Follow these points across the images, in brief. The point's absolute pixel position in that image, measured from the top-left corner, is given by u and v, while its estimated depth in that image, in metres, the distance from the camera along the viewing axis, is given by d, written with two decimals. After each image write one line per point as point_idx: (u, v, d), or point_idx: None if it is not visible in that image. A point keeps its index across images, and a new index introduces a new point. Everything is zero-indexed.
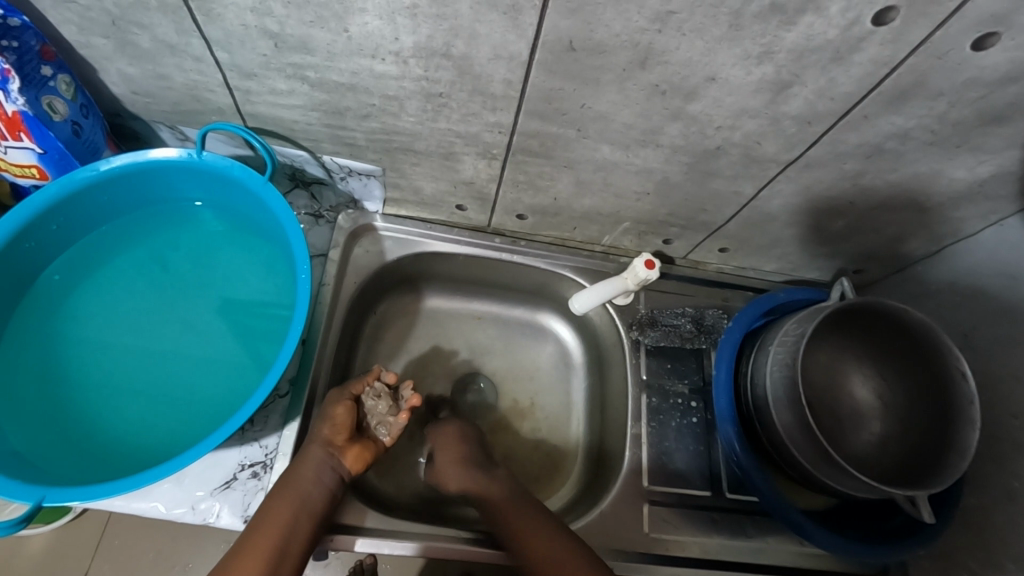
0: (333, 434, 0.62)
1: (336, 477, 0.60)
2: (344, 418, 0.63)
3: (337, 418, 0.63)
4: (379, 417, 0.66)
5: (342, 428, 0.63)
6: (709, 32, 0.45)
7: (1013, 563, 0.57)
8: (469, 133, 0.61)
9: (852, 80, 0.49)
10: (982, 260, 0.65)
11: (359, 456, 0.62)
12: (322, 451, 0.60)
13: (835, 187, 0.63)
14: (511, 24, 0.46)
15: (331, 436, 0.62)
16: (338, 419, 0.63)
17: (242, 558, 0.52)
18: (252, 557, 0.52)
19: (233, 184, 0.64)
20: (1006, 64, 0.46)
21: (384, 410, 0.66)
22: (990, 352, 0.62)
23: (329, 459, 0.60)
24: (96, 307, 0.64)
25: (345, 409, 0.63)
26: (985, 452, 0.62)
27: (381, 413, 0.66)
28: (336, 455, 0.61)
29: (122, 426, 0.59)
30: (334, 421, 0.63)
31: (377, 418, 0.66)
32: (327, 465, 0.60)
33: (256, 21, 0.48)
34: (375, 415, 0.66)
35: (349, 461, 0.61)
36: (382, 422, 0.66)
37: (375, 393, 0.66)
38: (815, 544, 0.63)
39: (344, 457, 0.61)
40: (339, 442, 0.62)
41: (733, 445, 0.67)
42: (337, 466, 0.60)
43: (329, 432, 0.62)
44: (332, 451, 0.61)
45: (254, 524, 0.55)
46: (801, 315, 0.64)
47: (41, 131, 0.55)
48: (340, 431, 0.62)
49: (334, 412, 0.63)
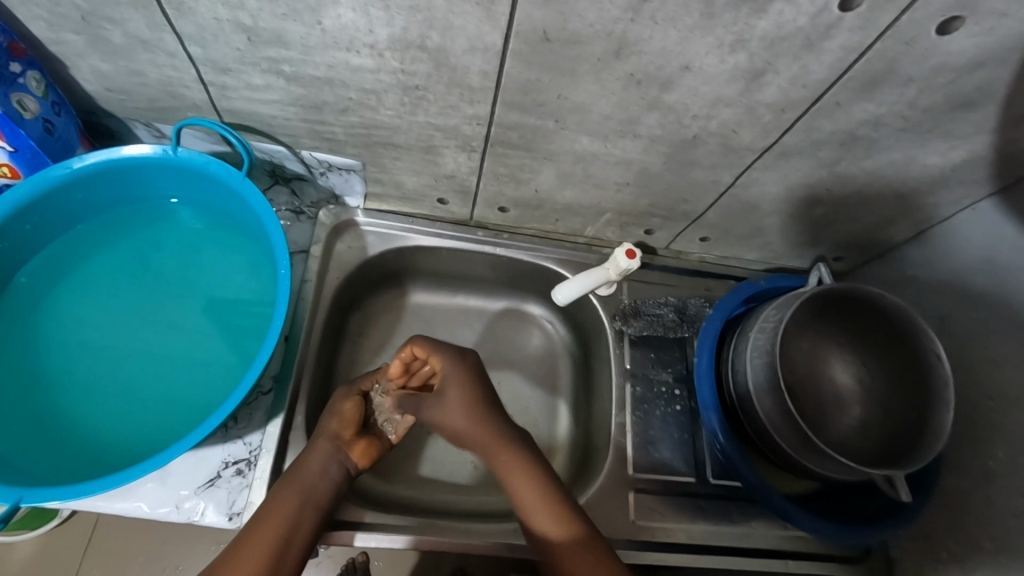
0: (341, 428, 0.63)
1: (342, 470, 0.60)
2: (351, 413, 0.64)
3: (344, 413, 0.64)
4: (386, 414, 0.69)
5: (350, 423, 0.64)
6: (681, 21, 0.45)
7: (990, 540, 0.59)
8: (448, 126, 0.61)
9: (825, 68, 0.49)
10: (958, 246, 0.66)
11: (365, 452, 0.63)
12: (329, 444, 0.61)
13: (812, 174, 0.64)
14: (485, 15, 0.46)
15: (338, 431, 0.62)
16: (346, 414, 0.64)
17: (242, 554, 0.50)
18: (256, 551, 0.51)
19: (211, 180, 0.64)
20: (973, 49, 0.47)
21: (391, 407, 0.69)
22: (965, 336, 0.63)
23: (336, 452, 0.60)
24: (71, 310, 0.63)
25: (354, 405, 0.65)
26: (961, 432, 0.63)
27: (388, 410, 0.69)
28: (343, 449, 0.61)
29: (99, 427, 0.58)
30: (342, 416, 0.64)
31: (384, 414, 0.69)
32: (334, 458, 0.60)
33: (229, 14, 0.48)
34: (382, 412, 0.69)
35: (356, 456, 0.62)
36: (389, 419, 0.68)
37: (382, 390, 0.69)
38: (800, 527, 0.64)
39: (351, 452, 0.61)
40: (346, 437, 0.62)
41: (717, 432, 0.68)
42: (344, 460, 0.61)
43: (337, 426, 0.63)
44: (339, 445, 0.61)
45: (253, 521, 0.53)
46: (779, 301, 0.65)
47: (11, 130, 0.54)
48: (347, 425, 0.63)
49: (343, 407, 0.65)
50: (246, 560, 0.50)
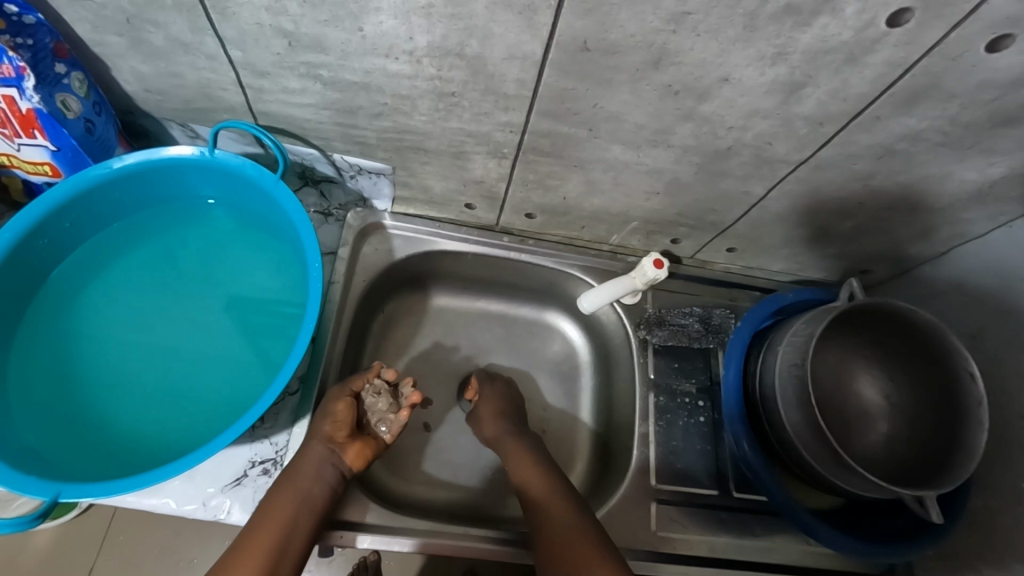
0: (334, 431, 0.62)
1: (336, 473, 0.60)
2: (344, 415, 0.63)
3: (337, 415, 0.62)
4: (379, 414, 0.66)
5: (342, 425, 0.62)
6: (724, 33, 0.45)
7: (1019, 561, 0.58)
8: (480, 133, 0.61)
9: (866, 81, 0.49)
10: (992, 263, 0.65)
11: (360, 453, 0.63)
12: (323, 447, 0.60)
13: (845, 187, 0.63)
14: (526, 25, 0.46)
15: (331, 433, 0.61)
16: (339, 416, 0.62)
17: (240, 556, 0.52)
18: (252, 554, 0.52)
19: (246, 182, 0.65)
20: (1020, 66, 0.46)
21: (384, 408, 0.66)
22: (998, 354, 0.62)
23: (330, 456, 0.60)
24: (103, 305, 0.64)
25: (346, 406, 0.63)
26: (992, 452, 0.62)
27: (381, 410, 0.66)
28: (337, 451, 0.61)
29: (131, 423, 0.59)
30: (335, 418, 0.62)
31: (377, 415, 0.66)
32: (327, 461, 0.60)
33: (271, 20, 0.48)
34: (375, 412, 0.66)
35: (350, 458, 0.61)
36: (382, 419, 0.66)
37: (374, 390, 0.67)
38: (823, 543, 0.63)
39: (345, 454, 0.61)
40: (339, 439, 0.62)
41: (741, 443, 0.67)
42: (338, 463, 0.61)
43: (330, 428, 0.62)
44: (333, 448, 0.61)
45: (252, 522, 0.55)
46: (809, 315, 0.64)
47: (55, 129, 0.55)
48: (340, 428, 0.62)
49: (335, 408, 0.63)
50: (246, 561, 0.52)
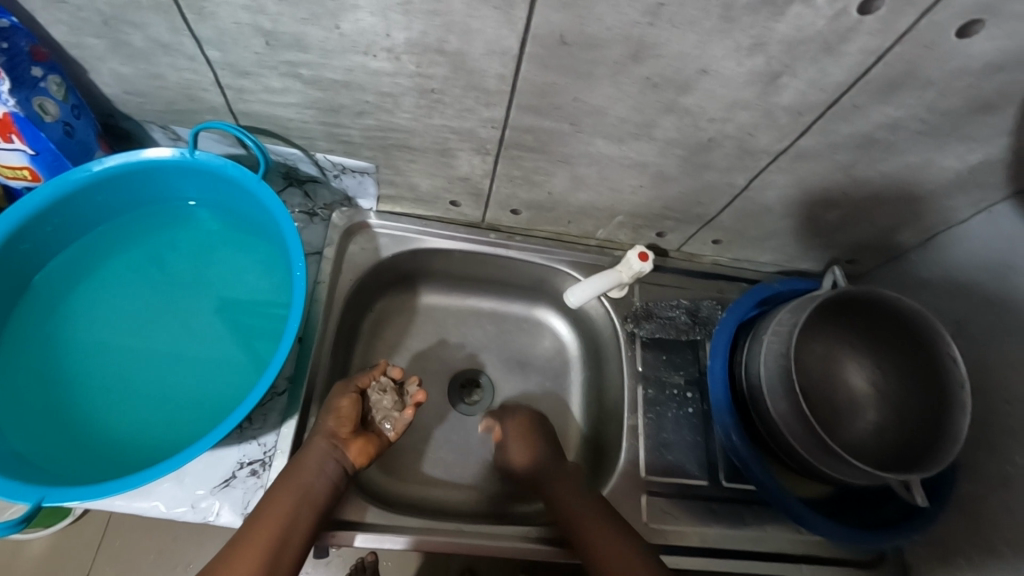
0: (337, 426, 0.62)
1: (338, 469, 0.60)
2: (348, 410, 0.63)
3: (341, 410, 0.62)
4: (383, 411, 0.66)
5: (347, 420, 0.62)
6: (700, 25, 0.45)
7: (1007, 545, 0.59)
8: (464, 129, 0.61)
9: (843, 70, 0.49)
10: (974, 250, 0.65)
11: (363, 450, 0.62)
12: (325, 442, 0.60)
13: (828, 177, 0.63)
14: (503, 19, 0.46)
15: (335, 429, 0.61)
16: (343, 411, 0.62)
17: (240, 554, 0.52)
18: (252, 550, 0.52)
19: (228, 182, 0.64)
20: (994, 53, 0.46)
21: (388, 405, 0.66)
22: (983, 340, 0.63)
23: (332, 451, 0.60)
24: (88, 309, 0.64)
25: (350, 402, 0.63)
26: (978, 437, 0.63)
27: (385, 407, 0.66)
28: (340, 447, 0.61)
29: (118, 427, 0.59)
30: (339, 414, 0.62)
31: (382, 412, 0.66)
32: (329, 456, 0.60)
33: (249, 19, 0.48)
34: (378, 409, 0.66)
35: (353, 454, 0.61)
36: (387, 416, 0.66)
37: (380, 387, 0.67)
38: (813, 532, 0.64)
39: (348, 450, 0.61)
40: (343, 435, 0.62)
41: (730, 434, 0.68)
42: (340, 458, 0.60)
43: (333, 424, 0.62)
44: (336, 443, 0.61)
45: (253, 517, 0.55)
46: (794, 304, 0.64)
47: (33, 132, 0.55)
48: (344, 423, 0.62)
49: (339, 404, 0.63)
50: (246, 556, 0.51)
